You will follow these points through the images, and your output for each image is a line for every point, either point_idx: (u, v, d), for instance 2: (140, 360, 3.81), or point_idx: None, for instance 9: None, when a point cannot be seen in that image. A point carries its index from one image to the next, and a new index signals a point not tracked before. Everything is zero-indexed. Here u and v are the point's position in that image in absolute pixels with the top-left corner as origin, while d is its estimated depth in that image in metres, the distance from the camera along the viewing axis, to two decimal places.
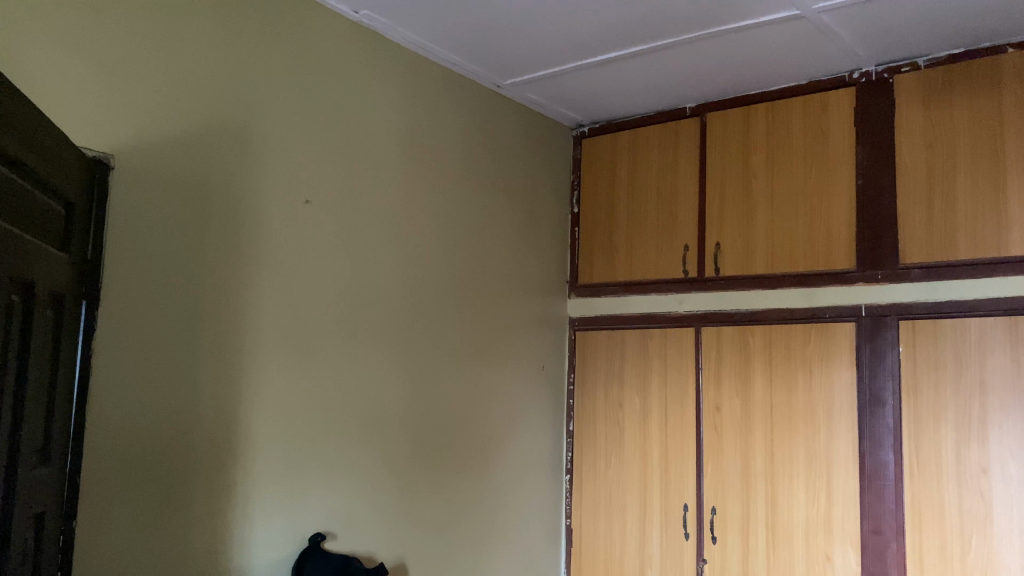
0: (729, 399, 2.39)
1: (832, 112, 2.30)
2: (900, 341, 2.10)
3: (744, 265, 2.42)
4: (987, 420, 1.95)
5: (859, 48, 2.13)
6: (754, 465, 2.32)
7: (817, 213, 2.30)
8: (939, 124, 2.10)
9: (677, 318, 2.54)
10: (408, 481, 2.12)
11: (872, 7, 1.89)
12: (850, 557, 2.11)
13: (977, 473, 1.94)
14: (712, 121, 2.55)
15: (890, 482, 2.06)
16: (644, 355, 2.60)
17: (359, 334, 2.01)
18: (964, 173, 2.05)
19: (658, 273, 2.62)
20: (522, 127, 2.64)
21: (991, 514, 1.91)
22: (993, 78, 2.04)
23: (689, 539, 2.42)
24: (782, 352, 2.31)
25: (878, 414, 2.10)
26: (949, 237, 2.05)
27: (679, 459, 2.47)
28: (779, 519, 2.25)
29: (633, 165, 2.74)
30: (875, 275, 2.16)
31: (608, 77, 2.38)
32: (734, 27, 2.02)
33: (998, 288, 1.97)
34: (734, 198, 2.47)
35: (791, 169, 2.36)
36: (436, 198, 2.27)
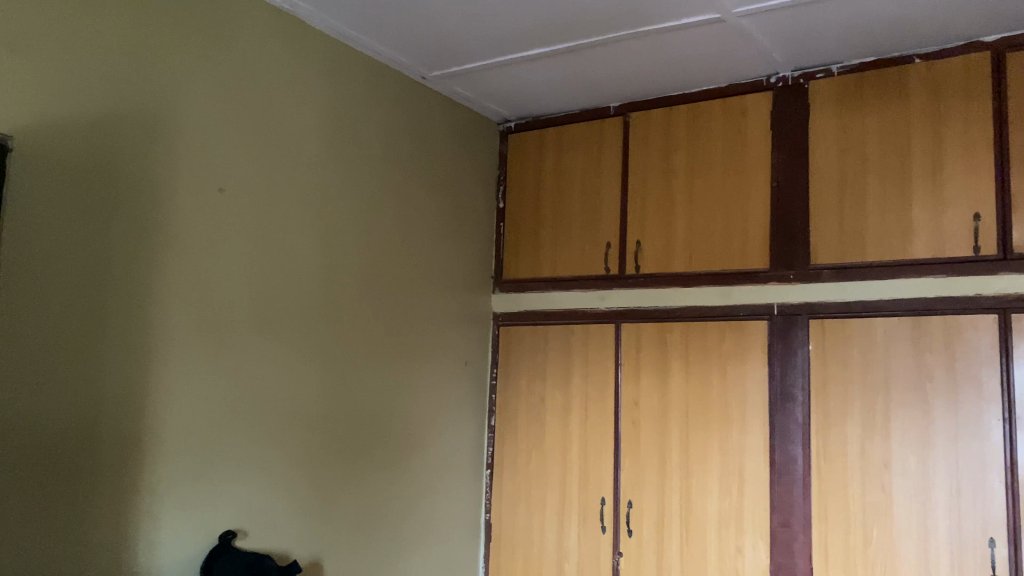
0: (647, 395, 2.43)
1: (750, 115, 2.35)
2: (810, 339, 2.16)
3: (664, 262, 2.46)
4: (888, 416, 2.03)
5: (777, 54, 2.18)
6: (670, 460, 2.35)
7: (734, 213, 2.35)
8: (851, 130, 2.18)
9: (598, 314, 2.57)
10: (325, 478, 2.09)
11: (789, 13, 1.94)
12: (759, 549, 2.17)
13: (879, 467, 2.02)
14: (635, 121, 2.58)
15: (798, 476, 2.13)
16: (567, 351, 2.62)
17: (275, 326, 1.97)
18: (873, 178, 2.13)
19: (581, 269, 2.64)
20: (447, 120, 2.62)
21: (891, 507, 1.99)
22: (902, 88, 2.12)
23: (606, 533, 2.45)
24: (698, 349, 2.35)
25: (788, 410, 2.17)
26: (858, 240, 2.13)
27: (598, 455, 2.50)
28: (692, 512, 2.30)
29: (558, 162, 2.75)
30: (787, 275, 2.23)
31: (535, 73, 2.38)
32: (657, 28, 2.05)
33: (902, 289, 2.05)
34: (656, 198, 2.51)
35: (709, 169, 2.41)
36: (359, 191, 2.24)
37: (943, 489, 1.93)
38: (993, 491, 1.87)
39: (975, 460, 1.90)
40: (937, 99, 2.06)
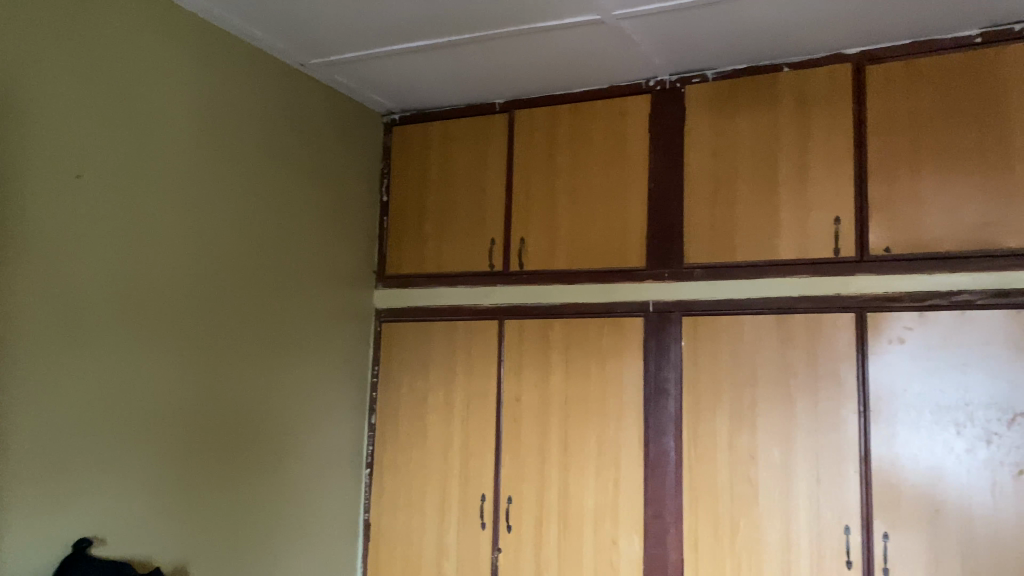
0: (528, 391, 2.44)
1: (630, 116, 2.40)
2: (683, 336, 2.23)
3: (545, 259, 2.48)
4: (755, 409, 2.11)
5: (656, 57, 2.23)
6: (549, 455, 2.37)
7: (614, 211, 2.39)
8: (725, 134, 2.26)
9: (481, 310, 2.56)
10: (192, 480, 2.00)
11: (666, 18, 1.98)
12: (634, 541, 2.22)
13: (746, 459, 2.10)
14: (519, 118, 2.59)
15: (670, 469, 2.19)
16: (449, 347, 2.59)
17: (138, 321, 1.86)
18: (744, 181, 2.21)
19: (463, 265, 2.62)
20: (328, 110, 2.55)
21: (758, 497, 2.08)
22: (771, 95, 2.21)
23: (485, 529, 2.45)
24: (577, 345, 2.38)
25: (662, 404, 2.23)
26: (730, 240, 2.21)
27: (478, 452, 2.49)
28: (570, 507, 2.32)
29: (442, 157, 2.72)
30: (663, 274, 2.29)
31: (418, 65, 2.35)
32: (539, 27, 2.05)
33: (769, 288, 2.14)
34: (539, 196, 2.52)
35: (591, 168, 2.44)
36: (231, 180, 2.15)
37: (804, 480, 2.03)
38: (849, 480, 1.98)
39: (834, 452, 2.00)
40: (803, 107, 2.16)
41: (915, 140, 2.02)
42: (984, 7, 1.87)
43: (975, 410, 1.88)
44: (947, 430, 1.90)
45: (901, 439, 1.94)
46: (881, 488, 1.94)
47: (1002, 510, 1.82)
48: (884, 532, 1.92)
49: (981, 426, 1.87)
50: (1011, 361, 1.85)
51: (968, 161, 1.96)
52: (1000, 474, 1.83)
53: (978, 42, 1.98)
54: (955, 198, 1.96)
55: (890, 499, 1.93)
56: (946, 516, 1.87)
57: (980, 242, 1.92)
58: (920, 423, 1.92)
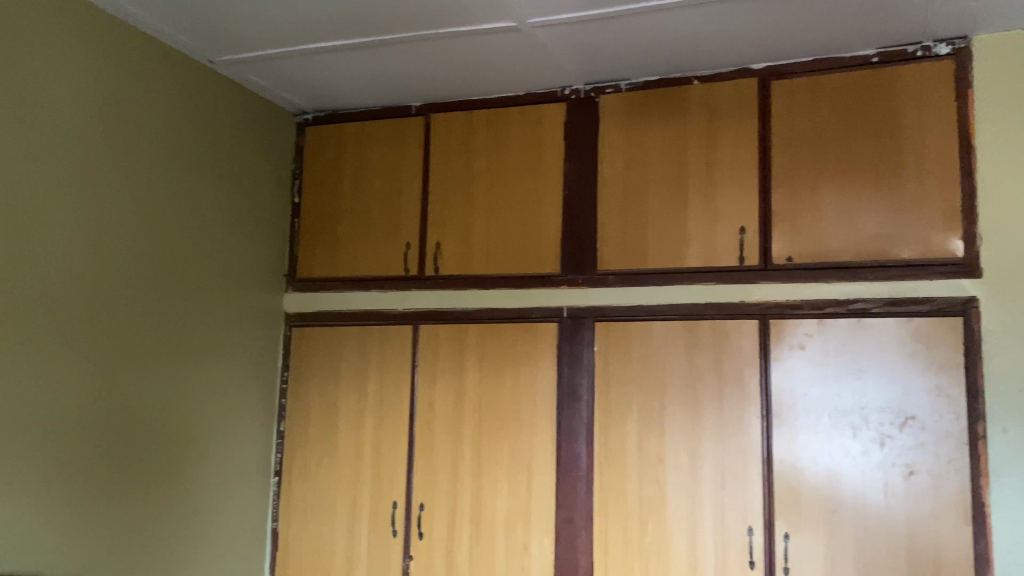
0: (442, 396, 2.42)
1: (546, 123, 2.42)
2: (595, 341, 2.26)
3: (461, 264, 2.46)
4: (664, 414, 2.16)
5: (570, 66, 2.26)
6: (461, 461, 2.36)
7: (528, 217, 2.40)
8: (637, 144, 2.30)
9: (396, 315, 2.52)
10: (87, 490, 1.91)
11: (580, 28, 2.00)
12: (545, 546, 2.23)
13: (655, 462, 2.14)
14: (436, 121, 2.57)
15: (582, 473, 2.22)
16: (362, 352, 2.56)
17: (29, 324, 1.77)
18: (656, 190, 2.26)
19: (378, 268, 2.58)
20: (237, 108, 2.48)
21: (666, 500, 2.12)
22: (682, 107, 2.27)
23: (396, 536, 2.42)
24: (492, 349, 2.38)
25: (575, 409, 2.25)
26: (641, 248, 2.25)
27: (390, 458, 2.46)
28: (482, 512, 2.32)
29: (356, 159, 2.67)
30: (577, 279, 2.31)
31: (332, 65, 2.31)
32: (455, 31, 2.05)
33: (679, 295, 2.18)
34: (454, 200, 2.51)
35: (507, 173, 2.45)
36: (133, 177, 2.07)
37: (709, 482, 2.08)
38: (753, 483, 2.04)
39: (738, 455, 2.06)
40: (712, 119, 2.22)
41: (817, 153, 2.10)
42: (880, 28, 1.96)
43: (870, 413, 1.96)
44: (843, 433, 1.98)
45: (801, 441, 2.01)
46: (783, 490, 2.00)
47: (894, 509, 1.91)
48: (785, 532, 1.98)
49: (875, 429, 1.95)
50: (903, 366, 1.95)
51: (865, 175, 2.05)
52: (892, 475, 1.92)
53: (874, 61, 2.08)
54: (853, 210, 2.05)
55: (791, 500, 1.99)
56: (842, 516, 1.95)
57: (876, 252, 2.01)
58: (819, 427, 2.00)
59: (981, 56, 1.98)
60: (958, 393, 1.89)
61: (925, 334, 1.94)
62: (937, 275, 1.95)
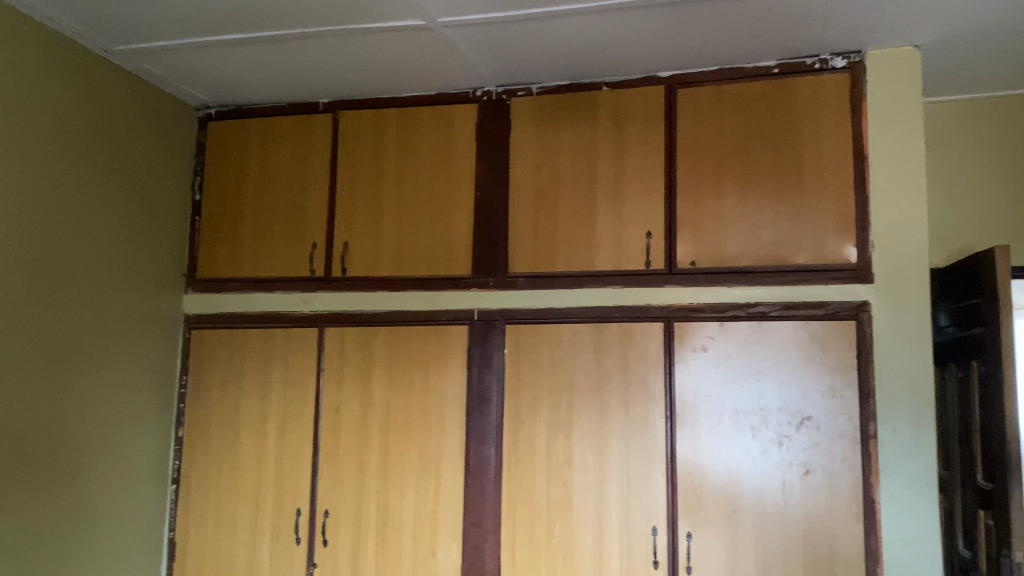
0: (348, 400, 2.37)
1: (457, 124, 2.41)
2: (505, 344, 2.25)
3: (370, 265, 2.42)
4: (572, 416, 2.17)
5: (482, 67, 2.25)
6: (368, 466, 2.32)
7: (439, 219, 2.38)
8: (548, 147, 2.31)
9: (301, 317, 2.46)
10: None
11: (491, 29, 1.99)
12: (452, 550, 2.21)
13: (562, 464, 2.15)
14: (344, 119, 2.52)
15: (490, 477, 2.21)
16: (265, 355, 2.48)
17: None
18: (566, 193, 2.27)
19: (283, 269, 2.51)
20: (134, 100, 2.37)
21: (573, 502, 2.13)
22: (592, 111, 2.29)
23: (300, 544, 2.35)
24: (400, 352, 2.35)
25: (484, 412, 2.24)
26: (551, 251, 2.25)
27: (294, 464, 2.39)
28: (388, 518, 2.28)
29: (261, 156, 2.59)
30: (487, 282, 2.30)
31: (236, 59, 2.23)
32: (364, 28, 2.01)
33: (588, 298, 2.20)
34: (363, 200, 2.46)
35: (416, 174, 2.42)
36: (18, 172, 1.95)
37: (615, 484, 2.10)
38: (657, 483, 2.07)
39: (644, 456, 2.09)
40: (621, 124, 2.25)
41: (721, 161, 2.15)
42: (782, 40, 2.02)
43: (769, 413, 2.02)
44: (744, 433, 2.03)
45: (704, 442, 2.05)
46: (686, 490, 2.04)
47: (791, 508, 1.97)
48: (688, 532, 2.02)
49: (773, 429, 2.01)
50: (800, 368, 2.01)
51: (766, 182, 2.11)
52: (789, 474, 1.98)
53: (776, 72, 2.14)
54: (755, 216, 2.10)
55: (694, 500, 2.03)
56: (742, 515, 1.99)
57: (776, 257, 2.07)
58: (721, 427, 2.04)
59: (874, 71, 2.07)
60: (851, 394, 1.97)
61: (821, 337, 2.01)
62: (833, 280, 2.02)
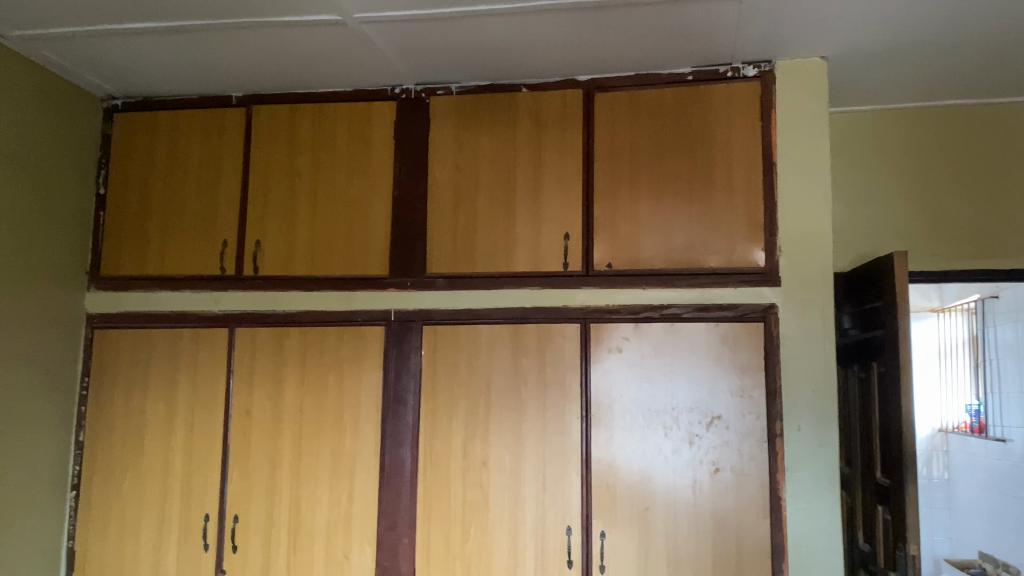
0: (260, 402, 2.31)
1: (375, 122, 2.38)
2: (422, 345, 2.23)
3: (283, 264, 2.36)
4: (488, 417, 2.16)
5: (400, 65, 2.22)
6: (280, 470, 2.27)
7: (355, 218, 2.34)
8: (466, 147, 2.30)
9: (211, 317, 2.38)
10: None
11: (408, 27, 1.97)
12: (366, 554, 2.18)
13: (478, 465, 2.15)
14: (257, 114, 2.46)
15: (405, 479, 2.18)
16: (173, 356, 2.39)
17: None
18: (484, 194, 2.27)
19: (192, 267, 2.43)
20: (33, 88, 2.26)
21: (488, 503, 2.12)
22: (511, 113, 2.29)
23: (208, 551, 2.28)
24: (314, 354, 2.30)
25: (400, 414, 2.22)
26: (469, 252, 2.25)
27: (203, 468, 2.32)
28: (301, 522, 2.23)
29: (169, 150, 2.50)
30: (404, 283, 2.27)
31: (143, 48, 2.15)
32: (277, 21, 1.96)
33: (505, 299, 2.20)
34: (277, 197, 2.40)
35: (332, 172, 2.38)
36: None
37: (531, 484, 2.11)
38: (572, 484, 2.08)
39: (560, 456, 2.10)
40: (539, 126, 2.26)
41: (636, 165, 2.18)
42: (696, 48, 2.07)
43: (680, 413, 2.06)
44: (656, 432, 2.06)
45: (618, 441, 2.07)
46: (600, 489, 2.06)
47: (701, 505, 2.01)
48: (601, 531, 2.04)
49: (684, 429, 2.05)
50: (710, 369, 2.06)
51: (680, 186, 2.15)
52: (700, 472, 2.02)
53: (689, 79, 2.19)
54: (668, 220, 2.14)
55: (607, 499, 2.05)
56: (654, 513, 2.03)
57: (689, 261, 2.11)
58: (634, 427, 2.07)
59: (783, 81, 2.13)
60: (759, 394, 2.02)
61: (731, 339, 2.06)
62: (742, 283, 2.07)
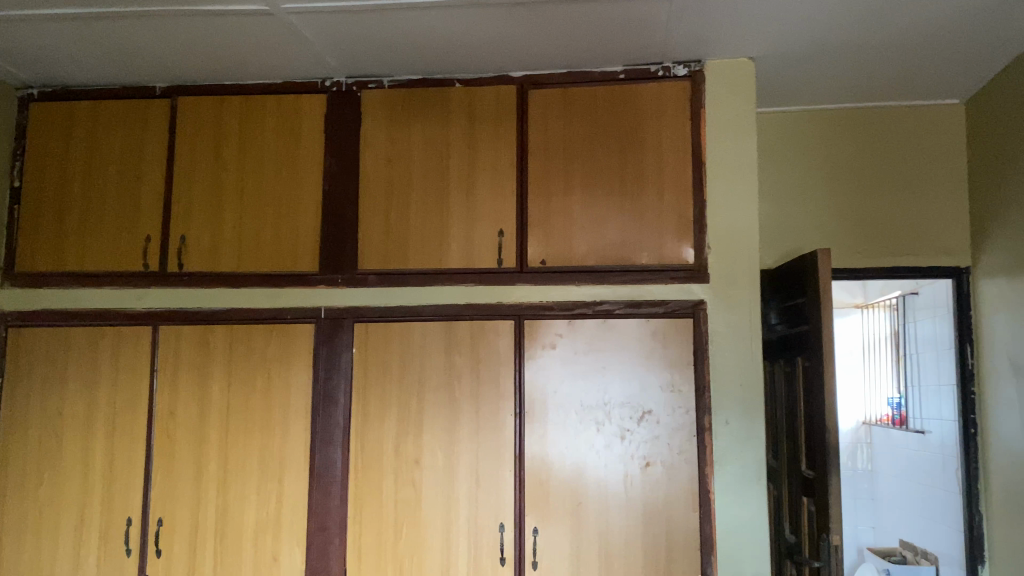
0: (185, 403, 2.25)
1: (305, 115, 2.33)
2: (353, 343, 2.20)
3: (209, 260, 2.30)
4: (421, 416, 2.14)
5: (330, 57, 2.19)
6: (206, 472, 2.21)
7: (284, 213, 2.30)
8: (399, 142, 2.27)
9: (133, 314, 2.30)
10: None
11: (337, 18, 1.94)
12: (295, 555, 2.14)
13: (411, 464, 2.13)
14: (182, 105, 2.38)
15: (336, 478, 2.15)
16: (93, 355, 2.31)
17: None
18: (416, 190, 2.24)
19: (113, 263, 2.35)
20: None
21: (421, 501, 2.11)
22: (443, 108, 2.27)
23: (130, 557, 2.21)
24: (242, 352, 2.25)
25: (330, 413, 2.18)
26: (401, 248, 2.22)
27: (125, 471, 2.24)
28: (227, 524, 2.18)
29: (89, 142, 2.41)
30: (334, 279, 2.24)
31: (60, 35, 2.07)
32: (202, 10, 1.91)
33: (437, 296, 2.18)
34: (203, 191, 2.34)
35: (261, 165, 2.32)
36: None
37: (464, 482, 2.09)
38: (505, 480, 2.08)
39: (493, 453, 2.10)
40: (473, 122, 2.25)
41: (569, 161, 2.19)
42: (628, 46, 2.08)
43: (612, 408, 2.08)
44: (588, 428, 2.07)
45: (551, 438, 2.08)
46: (533, 485, 2.06)
47: (632, 500, 2.03)
48: (534, 527, 2.04)
49: (617, 423, 2.07)
50: (641, 365, 2.08)
51: (611, 184, 2.16)
52: (631, 466, 2.04)
53: (621, 77, 2.20)
54: (600, 217, 2.16)
55: (540, 495, 2.06)
56: (587, 509, 2.04)
57: (620, 257, 2.13)
58: (567, 423, 2.08)
59: (712, 80, 2.17)
60: (688, 388, 2.05)
61: (661, 335, 2.08)
62: (672, 279, 2.10)
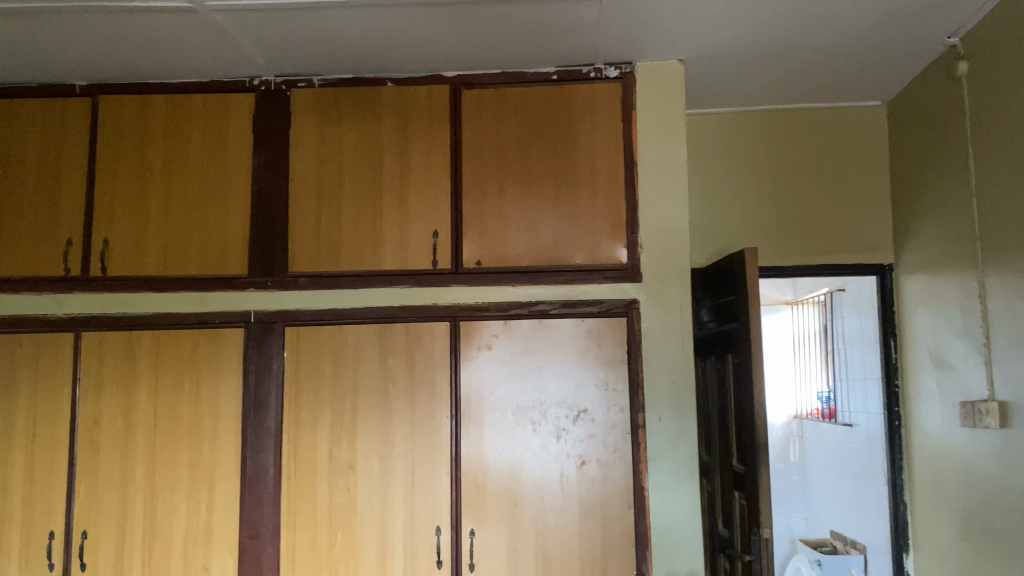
0: (110, 411, 2.18)
1: (232, 114, 2.28)
2: (285, 347, 2.16)
3: (133, 264, 2.23)
4: (355, 420, 2.12)
5: (258, 56, 2.15)
6: (132, 481, 2.14)
7: (212, 215, 2.24)
8: (330, 143, 2.24)
9: (53, 321, 2.22)
10: None
11: (264, 17, 1.90)
12: (226, 565, 2.09)
13: (345, 468, 2.10)
14: (104, 104, 2.31)
15: (268, 485, 2.11)
16: (10, 363, 2.22)
17: None
18: (348, 191, 2.22)
19: (32, 267, 2.26)
20: None
21: (356, 506, 2.08)
22: (375, 108, 2.25)
23: (53, 572, 2.12)
24: (169, 358, 2.19)
25: (262, 419, 2.14)
26: (334, 250, 2.19)
27: (46, 482, 2.16)
28: (155, 535, 2.12)
29: (4, 142, 2.32)
30: (265, 282, 2.19)
31: None
32: (122, 6, 1.85)
33: (370, 298, 2.16)
34: (126, 192, 2.27)
35: (187, 166, 2.27)
36: None
37: (400, 485, 2.08)
38: (441, 482, 2.07)
39: (429, 455, 2.08)
40: (405, 122, 2.23)
41: (502, 162, 2.19)
42: (559, 47, 2.09)
43: (548, 408, 2.08)
44: (525, 428, 2.08)
45: (488, 439, 2.07)
46: (469, 487, 2.06)
47: (568, 498, 2.04)
48: (471, 529, 2.04)
49: (553, 423, 2.08)
50: (576, 365, 2.09)
51: (544, 184, 2.17)
52: (566, 465, 2.05)
53: (553, 78, 2.21)
54: (533, 217, 2.16)
55: (477, 496, 2.05)
56: (523, 509, 2.04)
57: (554, 258, 2.14)
58: (503, 424, 2.08)
59: (642, 82, 2.19)
60: (623, 386, 2.07)
61: (595, 334, 2.09)
62: (606, 279, 2.11)
